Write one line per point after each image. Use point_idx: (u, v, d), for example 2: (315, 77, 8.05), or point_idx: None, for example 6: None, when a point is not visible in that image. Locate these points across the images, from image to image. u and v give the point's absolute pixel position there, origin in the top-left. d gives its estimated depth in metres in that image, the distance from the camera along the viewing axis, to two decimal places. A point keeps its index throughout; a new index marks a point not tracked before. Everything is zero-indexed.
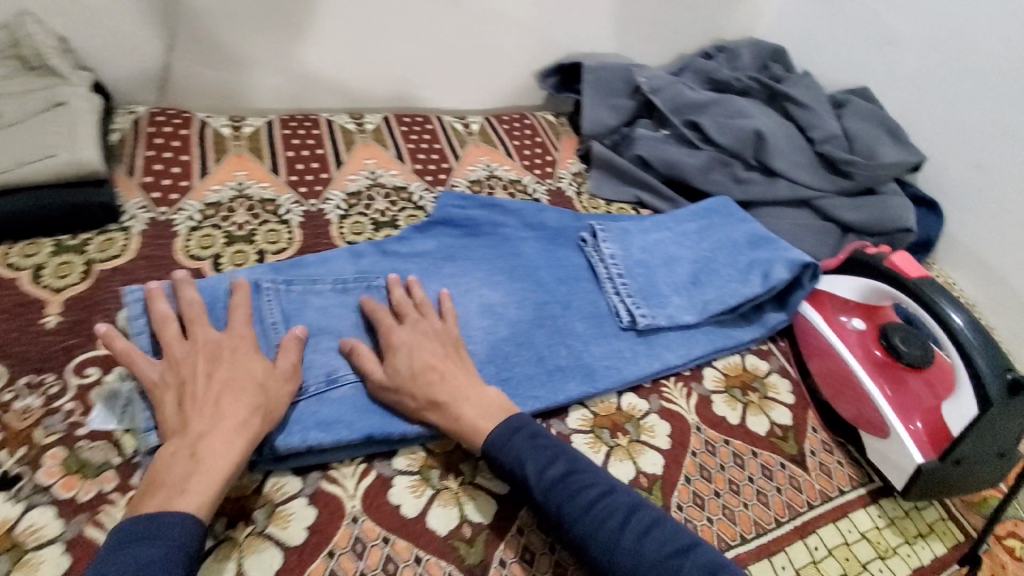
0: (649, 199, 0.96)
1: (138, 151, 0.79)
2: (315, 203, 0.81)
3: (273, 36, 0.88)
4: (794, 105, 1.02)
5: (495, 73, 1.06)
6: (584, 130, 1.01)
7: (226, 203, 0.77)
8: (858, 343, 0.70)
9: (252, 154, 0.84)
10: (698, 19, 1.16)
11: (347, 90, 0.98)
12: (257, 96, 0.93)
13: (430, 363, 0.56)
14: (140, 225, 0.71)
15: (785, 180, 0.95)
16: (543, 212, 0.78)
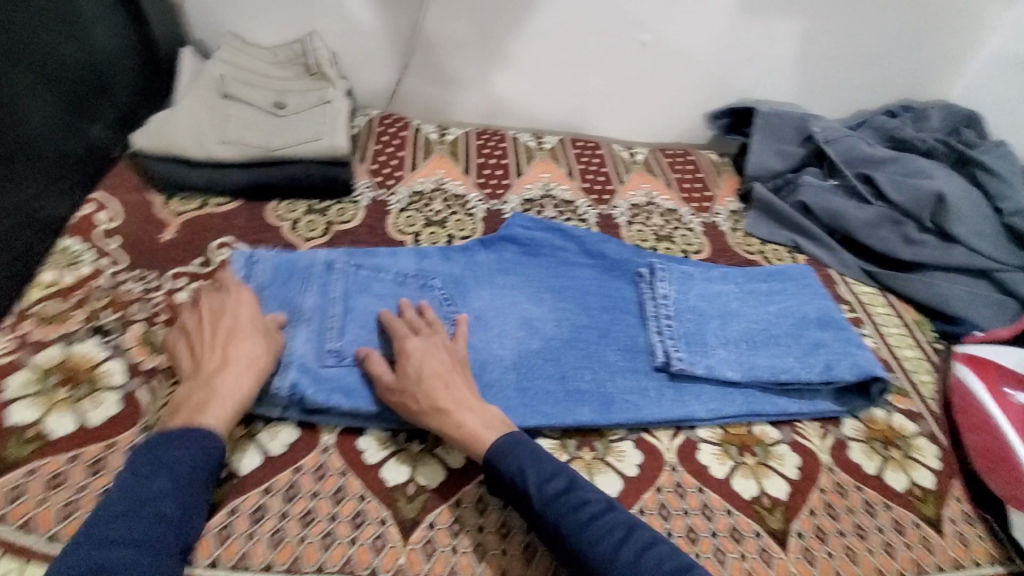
0: (806, 245, 0.96)
1: (371, 146, 0.99)
2: (496, 203, 0.94)
3: (484, 64, 1.05)
4: (984, 172, 0.96)
5: (667, 110, 1.14)
6: (746, 173, 1.06)
7: (427, 193, 0.93)
8: (1021, 420, 0.69)
9: (451, 156, 1.01)
10: (887, 74, 1.14)
11: (534, 113, 1.12)
12: (461, 112, 1.11)
13: (439, 369, 0.60)
14: (366, 201, 0.90)
15: (964, 248, 0.90)
16: (605, 242, 0.83)
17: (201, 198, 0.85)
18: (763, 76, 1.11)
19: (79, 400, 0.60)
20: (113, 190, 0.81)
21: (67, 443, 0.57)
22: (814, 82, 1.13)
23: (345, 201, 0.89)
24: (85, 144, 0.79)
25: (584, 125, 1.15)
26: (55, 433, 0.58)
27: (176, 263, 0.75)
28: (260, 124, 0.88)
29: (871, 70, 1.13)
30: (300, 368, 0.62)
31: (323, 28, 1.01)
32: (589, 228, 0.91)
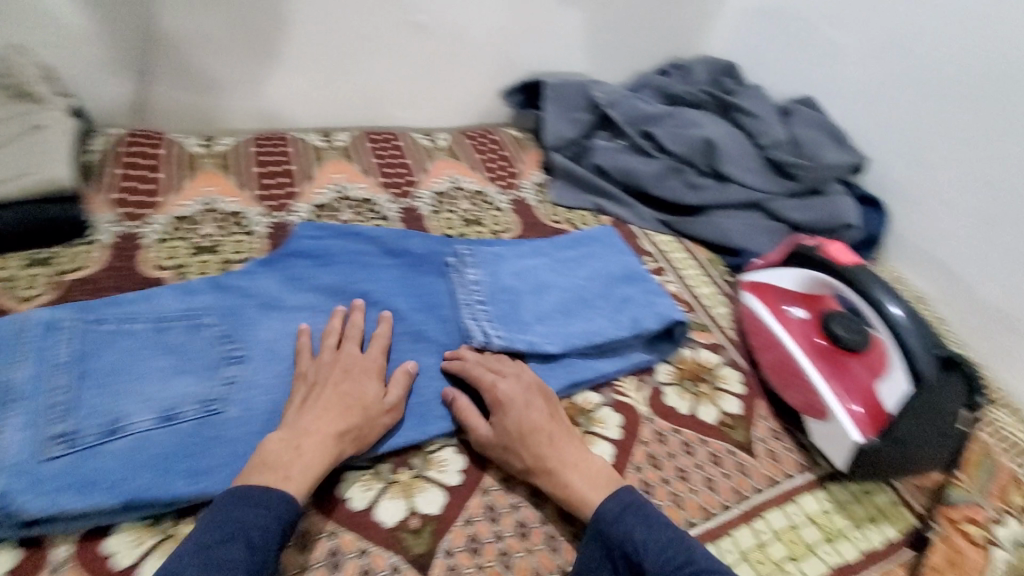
0: (610, 206, 1.07)
1: (173, 168, 0.91)
2: (408, 201, 0.97)
3: (357, 66, 1.08)
4: (744, 115, 1.16)
5: (440, 89, 1.16)
6: (547, 141, 1.14)
7: (331, 203, 0.92)
8: (806, 331, 0.82)
9: (345, 157, 1.01)
10: (664, 39, 1.33)
11: (410, 109, 1.16)
12: (345, 118, 1.13)
13: (352, 404, 0.61)
14: (263, 227, 0.86)
15: (736, 182, 1.07)
16: (371, 233, 0.82)
17: (37, 262, 0.74)
18: (523, 46, 1.18)
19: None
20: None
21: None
22: (597, 50, 1.27)
23: (235, 231, 0.84)
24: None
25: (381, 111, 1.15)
26: None
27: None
28: (24, 152, 0.75)
29: (616, 35, 1.27)
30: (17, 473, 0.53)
31: (178, 43, 0.95)
32: (510, 218, 1.00)
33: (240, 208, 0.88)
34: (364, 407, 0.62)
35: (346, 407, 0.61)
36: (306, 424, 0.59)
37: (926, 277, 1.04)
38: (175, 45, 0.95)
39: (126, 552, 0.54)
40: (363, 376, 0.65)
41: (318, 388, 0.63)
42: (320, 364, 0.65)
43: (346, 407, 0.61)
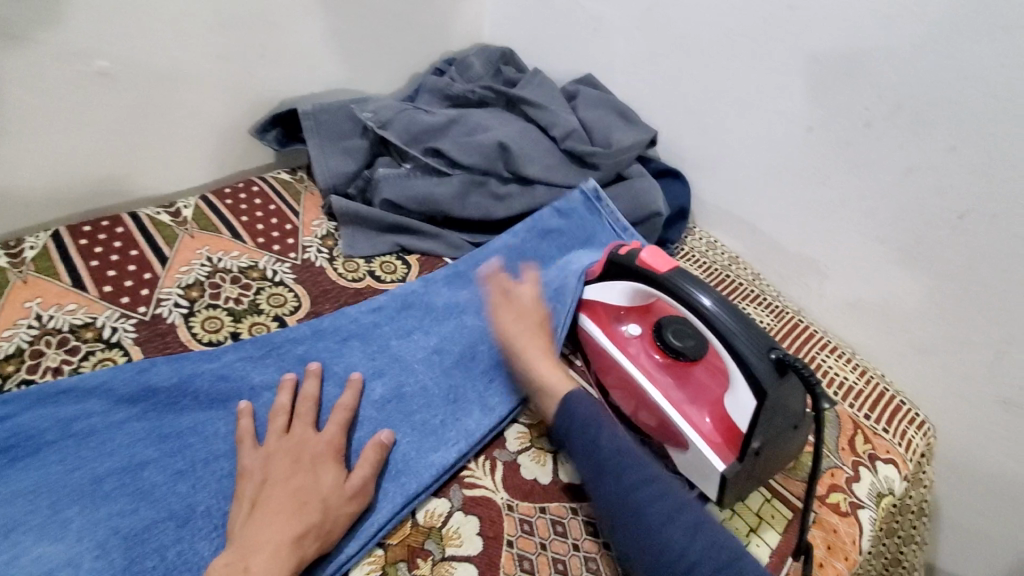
0: (411, 242, 0.82)
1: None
2: (295, 256, 0.79)
3: (140, 113, 0.80)
4: (530, 107, 0.92)
5: (154, 140, 0.83)
6: (320, 185, 0.85)
7: (205, 280, 0.72)
8: (645, 351, 0.63)
9: (205, 230, 0.79)
10: (441, 15, 1.04)
11: (191, 161, 0.88)
12: (179, 173, 0.88)
13: (270, 531, 0.46)
14: (129, 334, 0.65)
15: (543, 185, 0.86)
16: (148, 369, 0.58)
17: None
18: (252, 50, 0.85)
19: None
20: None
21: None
22: (348, 48, 0.95)
23: (99, 347, 0.63)
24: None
25: (108, 186, 0.83)
26: None
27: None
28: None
29: (382, 24, 0.97)
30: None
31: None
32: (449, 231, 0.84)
33: (86, 318, 0.66)
34: (321, 497, 0.50)
35: (299, 505, 0.48)
36: (254, 535, 0.47)
37: (734, 235, 0.89)
38: None
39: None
40: (317, 465, 0.52)
41: (265, 493, 0.49)
42: (270, 450, 0.53)
43: (299, 505, 0.48)
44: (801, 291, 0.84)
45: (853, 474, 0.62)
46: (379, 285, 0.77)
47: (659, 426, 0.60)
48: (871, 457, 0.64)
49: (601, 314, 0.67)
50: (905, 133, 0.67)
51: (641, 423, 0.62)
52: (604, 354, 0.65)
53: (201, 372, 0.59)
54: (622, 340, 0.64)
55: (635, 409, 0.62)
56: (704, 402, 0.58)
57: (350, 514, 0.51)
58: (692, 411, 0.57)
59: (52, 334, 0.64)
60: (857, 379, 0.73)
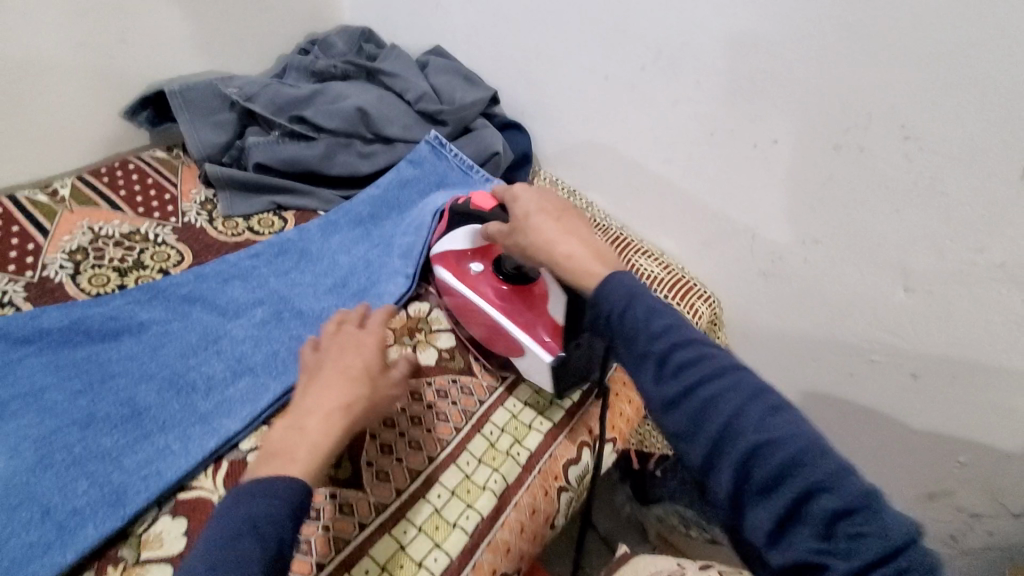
0: (286, 200, 0.92)
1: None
2: (176, 220, 0.87)
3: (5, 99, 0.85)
4: (387, 76, 1.05)
5: (19, 124, 0.87)
6: (196, 157, 0.94)
7: (89, 245, 0.79)
8: (489, 284, 0.71)
9: (85, 205, 0.86)
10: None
11: (71, 144, 0.94)
12: (53, 157, 0.93)
13: (321, 410, 0.55)
14: (19, 294, 0.72)
15: (402, 142, 0.99)
16: (38, 315, 0.66)
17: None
18: (110, 35, 0.91)
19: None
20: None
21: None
22: (209, 32, 1.03)
23: None
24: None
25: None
26: None
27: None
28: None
29: (241, 10, 1.05)
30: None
31: None
32: (318, 188, 0.95)
33: None
34: (369, 375, 0.59)
35: (353, 378, 0.58)
36: (315, 400, 0.56)
37: (571, 172, 1.06)
38: None
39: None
40: (364, 350, 0.61)
41: (320, 375, 0.58)
42: (324, 347, 0.61)
43: (350, 380, 0.57)
44: (626, 212, 1.02)
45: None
46: (258, 237, 0.87)
47: (506, 343, 0.69)
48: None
49: (454, 264, 0.74)
50: (669, 73, 0.86)
51: (497, 350, 0.71)
52: (458, 295, 0.72)
53: (90, 315, 0.68)
54: (471, 280, 0.72)
55: (488, 337, 0.71)
56: (535, 313, 0.67)
57: (394, 394, 0.60)
58: (529, 323, 0.67)
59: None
60: (660, 271, 0.93)
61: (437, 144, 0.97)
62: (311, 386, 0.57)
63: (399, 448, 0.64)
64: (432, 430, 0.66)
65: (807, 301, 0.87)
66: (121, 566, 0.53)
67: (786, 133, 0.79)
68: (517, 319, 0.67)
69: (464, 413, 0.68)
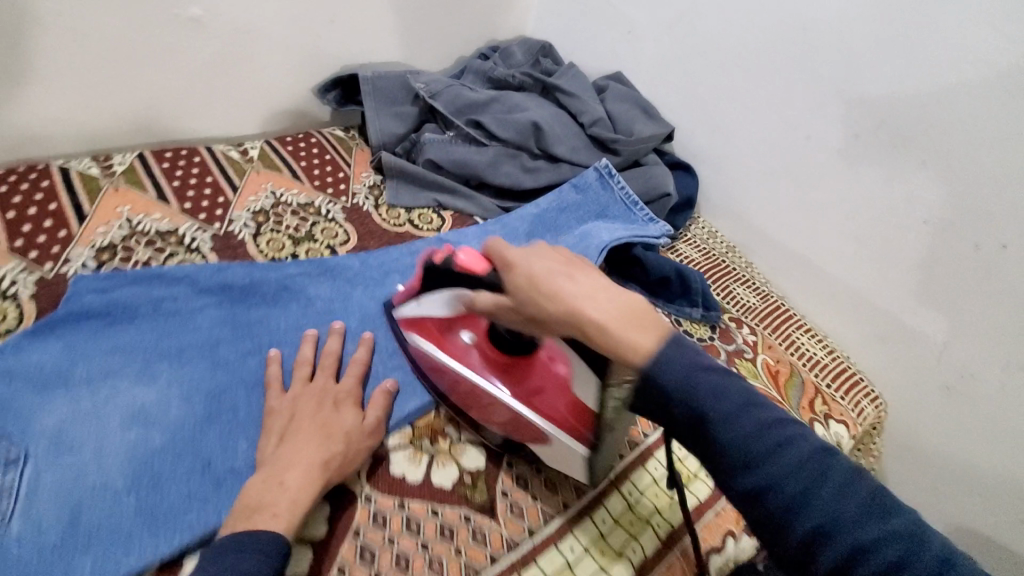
0: (448, 200, 0.92)
1: (73, 196, 0.75)
2: (347, 200, 0.90)
3: (222, 60, 0.90)
4: (564, 95, 1.03)
5: (229, 82, 0.93)
6: (372, 143, 0.96)
7: (270, 210, 0.83)
8: (482, 363, 0.64)
9: (270, 169, 0.90)
10: (494, 6, 1.16)
11: (264, 111, 0.99)
12: (248, 120, 0.99)
13: (302, 461, 0.52)
14: (206, 243, 0.76)
15: (568, 163, 0.96)
16: (225, 271, 0.69)
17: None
18: (322, 15, 0.95)
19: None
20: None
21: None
22: (405, 26, 1.06)
23: (180, 250, 0.74)
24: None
25: (183, 113, 0.92)
26: None
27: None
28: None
29: (438, 9, 1.08)
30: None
31: (94, 30, 0.77)
32: (479, 195, 0.94)
33: (170, 227, 0.76)
34: (344, 431, 0.56)
35: (325, 435, 0.55)
36: (288, 456, 0.53)
37: (733, 226, 1.00)
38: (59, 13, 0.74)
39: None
40: (340, 405, 0.59)
41: (294, 426, 0.55)
42: (296, 394, 0.59)
43: (326, 435, 0.55)
44: (788, 281, 0.96)
45: (808, 426, 0.75)
46: (416, 232, 0.88)
47: (529, 428, 0.60)
48: (825, 416, 0.77)
49: (435, 333, 0.66)
50: (885, 147, 0.79)
51: (505, 435, 0.63)
52: (448, 373, 0.64)
53: (267, 278, 0.70)
54: (462, 356, 0.65)
55: (488, 416, 0.63)
56: (541, 382, 0.61)
57: (368, 447, 0.58)
58: (542, 402, 0.60)
59: (140, 236, 0.74)
60: (824, 355, 0.85)
61: (606, 173, 0.93)
62: (289, 435, 0.55)
63: (533, 486, 0.63)
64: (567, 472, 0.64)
65: (985, 426, 0.77)
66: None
67: (1020, 240, 0.70)
68: (532, 402, 0.60)
69: (546, 512, 0.60)
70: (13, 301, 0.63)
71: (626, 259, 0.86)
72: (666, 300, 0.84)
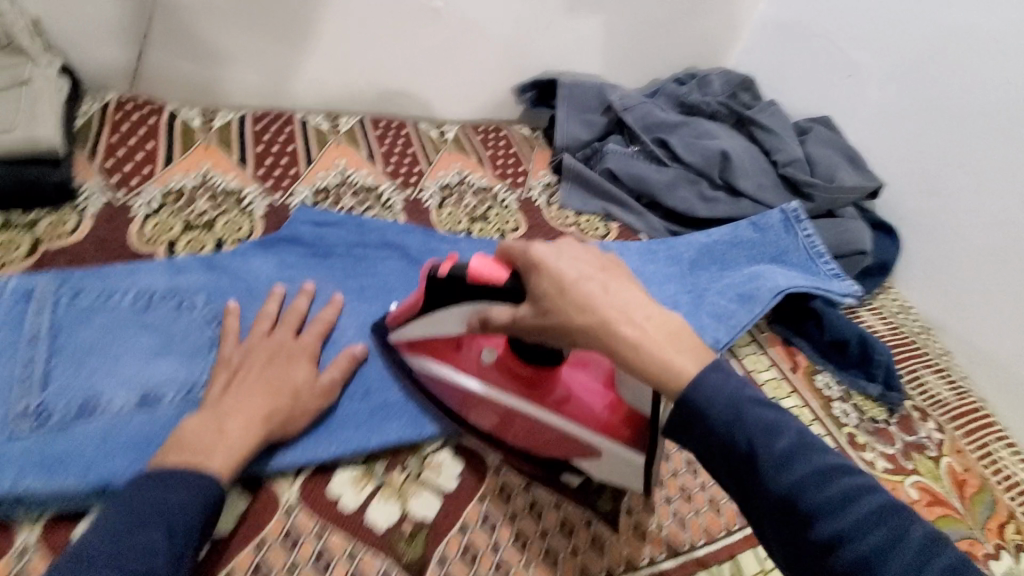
0: (618, 211, 0.92)
1: (307, 144, 0.88)
2: (524, 192, 0.93)
3: (442, 51, 0.99)
4: (761, 131, 0.98)
5: (443, 71, 1.02)
6: (557, 144, 0.97)
7: (455, 186, 0.90)
8: (501, 372, 0.58)
9: (461, 151, 0.97)
10: (701, 33, 1.14)
11: (464, 103, 1.07)
12: (449, 109, 1.06)
13: (242, 406, 0.51)
14: (399, 204, 0.84)
15: (750, 200, 0.91)
16: (407, 234, 0.76)
17: (70, 205, 0.68)
18: (536, 23, 1.01)
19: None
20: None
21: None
22: (609, 41, 1.09)
23: (376, 206, 0.83)
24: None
25: (400, 94, 1.02)
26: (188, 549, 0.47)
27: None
28: (21, 109, 0.69)
29: (646, 30, 1.10)
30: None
31: (354, 10, 0.91)
32: (653, 215, 0.92)
33: (373, 184, 0.86)
34: (292, 387, 0.53)
35: (273, 391, 0.52)
36: (229, 405, 0.51)
37: (932, 304, 0.88)
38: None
39: (352, 497, 0.53)
40: (292, 360, 0.56)
41: (242, 373, 0.53)
42: (250, 346, 0.56)
43: (273, 390, 0.52)
44: (993, 381, 0.81)
45: (993, 552, 0.63)
46: (581, 238, 0.88)
47: (563, 438, 0.56)
48: (1017, 547, 0.64)
49: (438, 348, 0.60)
50: None
51: (528, 443, 0.58)
52: (468, 395, 0.58)
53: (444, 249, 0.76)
54: (480, 374, 0.58)
55: (514, 429, 0.58)
56: (569, 391, 0.57)
57: (315, 408, 0.55)
58: (577, 409, 0.56)
59: (349, 185, 0.84)
60: None
61: (794, 217, 0.86)
62: (238, 383, 0.52)
63: (661, 512, 0.58)
64: (699, 513, 0.59)
65: None
66: (403, 475, 0.56)
67: None
68: (564, 413, 0.56)
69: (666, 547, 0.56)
70: (250, 217, 0.75)
71: (801, 310, 0.79)
72: (840, 365, 0.75)
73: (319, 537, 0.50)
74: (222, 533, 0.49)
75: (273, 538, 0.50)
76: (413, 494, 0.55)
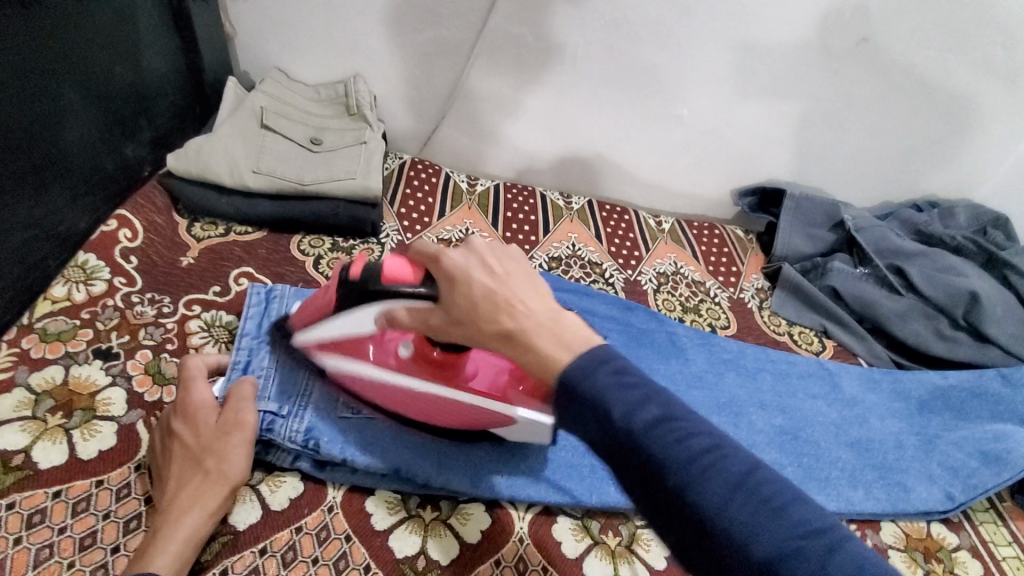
0: (837, 330, 0.90)
1: (546, 214, 1.01)
2: (735, 291, 0.96)
3: (681, 149, 1.07)
4: (1018, 276, 0.91)
5: (675, 167, 1.09)
6: (775, 252, 0.98)
7: (671, 275, 0.95)
8: (413, 368, 0.57)
9: (676, 243, 1.01)
10: (954, 164, 1.09)
11: (684, 195, 1.14)
12: (667, 203, 1.16)
13: (193, 494, 0.49)
14: (620, 282, 0.92)
15: (999, 349, 0.86)
16: (633, 310, 0.82)
17: (374, 239, 0.87)
18: (777, 137, 1.05)
19: (256, 483, 0.55)
20: (135, 208, 0.75)
21: (253, 536, 0.52)
22: (848, 159, 1.08)
23: (600, 280, 0.92)
24: (117, 160, 0.75)
25: (629, 180, 1.12)
26: (440, 557, 0.54)
27: (196, 290, 0.71)
28: (362, 160, 0.86)
29: (892, 155, 1.08)
30: (318, 415, 0.59)
31: (614, 113, 1.02)
32: (876, 344, 0.89)
33: (597, 260, 0.95)
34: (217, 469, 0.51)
35: (196, 473, 0.50)
36: (175, 504, 0.48)
37: None
38: (598, 98, 1.00)
39: (571, 546, 0.58)
40: (231, 441, 0.52)
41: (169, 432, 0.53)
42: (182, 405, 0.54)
43: (209, 478, 0.50)
44: None
45: None
46: (796, 348, 0.88)
47: (477, 416, 0.57)
48: None
49: (352, 345, 0.58)
50: None
51: (447, 423, 0.59)
52: (386, 387, 0.58)
53: (677, 331, 0.81)
54: (392, 364, 0.58)
55: (433, 413, 0.58)
56: (475, 369, 0.59)
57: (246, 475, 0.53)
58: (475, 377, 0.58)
59: (578, 259, 0.94)
60: None
61: None
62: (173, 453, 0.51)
63: None
64: None
65: None
66: (617, 539, 0.59)
67: None
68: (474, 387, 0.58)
69: None
70: None
71: None
72: None
73: (545, 572, 0.55)
74: (469, 540, 0.56)
75: (508, 560, 0.55)
76: (625, 560, 0.58)
